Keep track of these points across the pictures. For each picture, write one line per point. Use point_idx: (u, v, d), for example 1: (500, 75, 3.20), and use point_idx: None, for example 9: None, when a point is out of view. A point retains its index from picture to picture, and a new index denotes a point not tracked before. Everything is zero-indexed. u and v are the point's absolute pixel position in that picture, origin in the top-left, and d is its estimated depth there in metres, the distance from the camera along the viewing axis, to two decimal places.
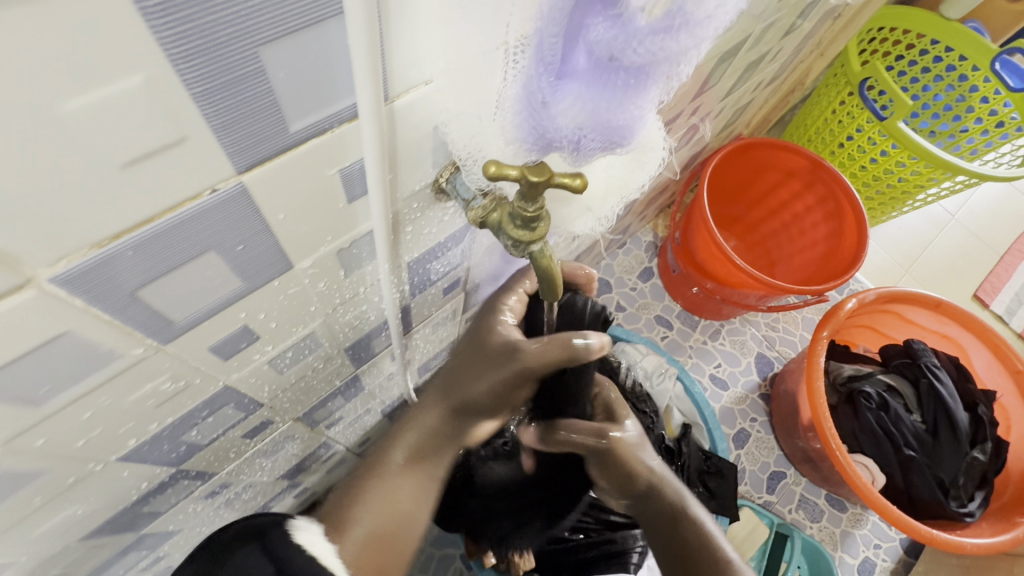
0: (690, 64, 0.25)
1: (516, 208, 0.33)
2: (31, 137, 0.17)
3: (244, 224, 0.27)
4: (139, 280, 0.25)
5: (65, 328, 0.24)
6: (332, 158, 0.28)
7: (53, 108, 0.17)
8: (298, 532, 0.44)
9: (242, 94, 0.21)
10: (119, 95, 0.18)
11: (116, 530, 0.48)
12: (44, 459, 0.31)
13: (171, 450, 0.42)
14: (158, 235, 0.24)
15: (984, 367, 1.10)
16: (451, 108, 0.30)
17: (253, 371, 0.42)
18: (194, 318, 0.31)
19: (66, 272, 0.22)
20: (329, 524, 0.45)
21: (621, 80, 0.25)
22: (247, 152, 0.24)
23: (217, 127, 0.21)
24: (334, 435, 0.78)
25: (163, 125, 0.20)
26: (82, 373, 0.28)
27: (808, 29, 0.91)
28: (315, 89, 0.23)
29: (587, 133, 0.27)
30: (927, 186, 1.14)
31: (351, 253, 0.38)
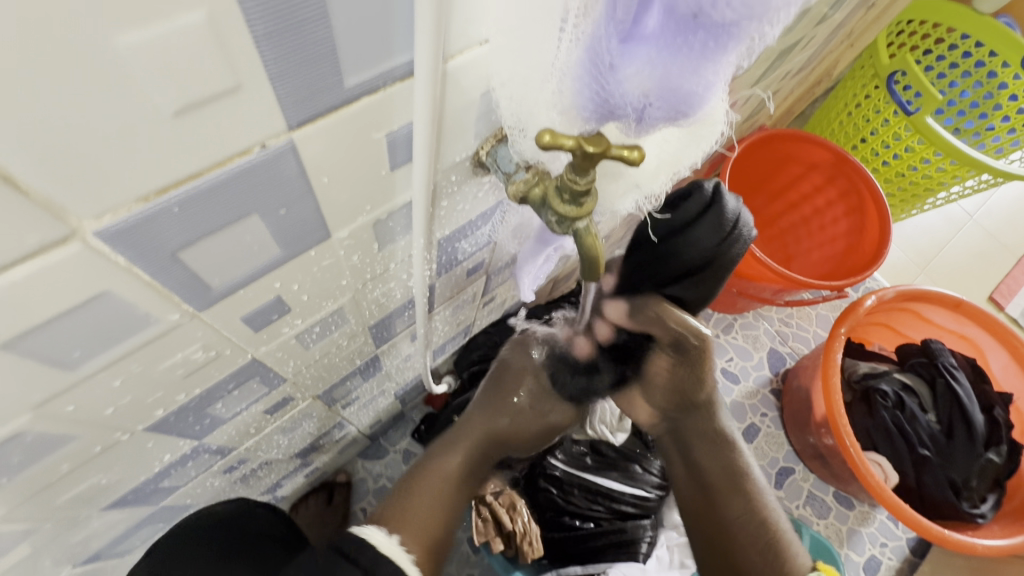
0: (777, 25, 0.23)
1: (565, 180, 0.31)
2: (85, 74, 0.16)
3: (288, 186, 0.26)
4: (180, 242, 0.24)
5: (105, 288, 0.23)
6: (378, 121, 0.26)
7: (109, 42, 0.16)
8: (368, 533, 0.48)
9: (301, 39, 0.20)
10: (179, 33, 0.17)
11: (136, 502, 0.47)
12: (72, 426, 0.31)
13: (195, 422, 0.41)
14: (206, 192, 0.22)
15: (1001, 369, 1.08)
16: (504, 75, 0.29)
17: (280, 345, 0.41)
18: (231, 285, 0.30)
19: (111, 226, 0.21)
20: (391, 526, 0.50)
21: (699, 41, 0.23)
22: (299, 106, 0.22)
23: (272, 75, 0.20)
24: (348, 416, 0.77)
25: (220, 69, 0.18)
26: (118, 336, 0.27)
27: (841, 18, 0.88)
28: (376, 40, 0.22)
29: (652, 102, 0.25)
30: (949, 184, 1.11)
31: (387, 225, 0.37)
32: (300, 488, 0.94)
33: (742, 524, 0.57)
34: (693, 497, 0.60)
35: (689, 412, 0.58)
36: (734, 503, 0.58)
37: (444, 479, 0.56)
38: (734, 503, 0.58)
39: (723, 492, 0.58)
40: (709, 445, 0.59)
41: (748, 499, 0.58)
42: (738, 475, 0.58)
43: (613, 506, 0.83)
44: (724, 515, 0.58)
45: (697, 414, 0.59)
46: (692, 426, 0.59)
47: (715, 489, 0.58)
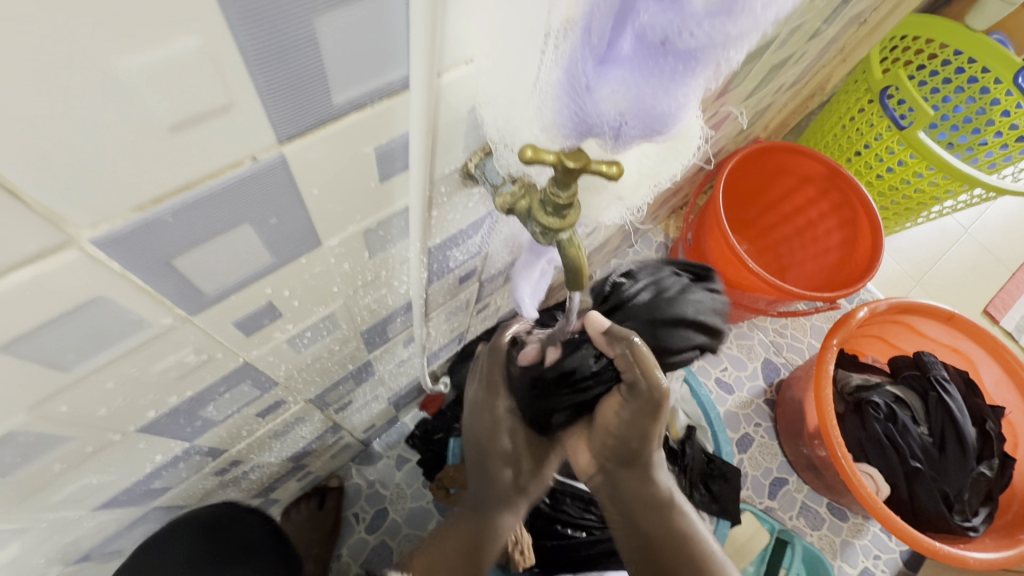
0: (741, 52, 0.24)
1: (548, 193, 0.32)
2: (85, 92, 0.17)
3: (279, 197, 0.27)
4: (174, 249, 0.25)
5: (100, 293, 0.24)
6: (375, 132, 0.28)
7: (111, 64, 0.17)
8: None
9: (291, 62, 0.21)
10: (173, 55, 0.18)
11: (129, 502, 0.48)
12: (66, 425, 0.31)
13: (187, 425, 0.42)
14: (198, 203, 0.24)
15: (994, 383, 1.09)
16: (490, 90, 0.29)
17: (272, 349, 0.42)
18: (223, 291, 0.31)
19: (107, 235, 0.22)
20: None
21: (669, 66, 0.24)
22: (289, 123, 0.23)
23: (264, 94, 0.21)
24: (341, 421, 0.78)
25: (214, 89, 0.20)
26: (112, 339, 0.27)
27: (833, 35, 0.90)
28: (367, 62, 0.23)
29: (628, 120, 0.26)
30: (943, 198, 1.12)
31: (378, 234, 0.38)
32: (293, 493, 0.94)
33: (682, 571, 0.63)
34: (637, 552, 0.66)
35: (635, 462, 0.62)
36: (674, 559, 0.63)
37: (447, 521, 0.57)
38: (671, 558, 0.63)
39: (660, 549, 0.64)
40: (648, 508, 0.64)
41: (683, 553, 0.63)
42: (675, 530, 0.64)
43: (604, 515, 0.85)
44: (667, 569, 0.63)
45: (635, 470, 0.63)
46: (631, 488, 0.65)
47: (654, 541, 0.64)
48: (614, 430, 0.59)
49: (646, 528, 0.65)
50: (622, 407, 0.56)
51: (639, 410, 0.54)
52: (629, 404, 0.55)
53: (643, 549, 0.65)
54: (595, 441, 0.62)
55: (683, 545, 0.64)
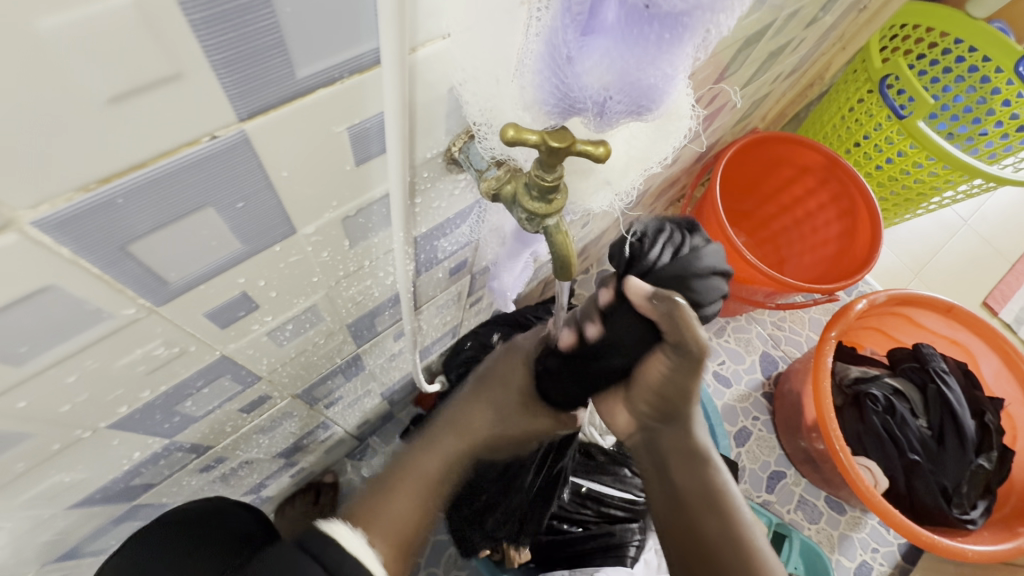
0: (732, 15, 0.22)
1: (532, 177, 0.31)
2: (7, 57, 0.16)
3: (244, 179, 0.26)
4: (129, 234, 0.23)
5: (48, 281, 0.23)
6: (346, 111, 0.26)
7: (29, 24, 0.15)
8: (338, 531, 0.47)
9: (243, 28, 0.19)
10: (105, 16, 0.16)
11: (108, 500, 0.47)
12: (27, 422, 0.30)
13: (164, 420, 0.41)
14: (152, 184, 0.22)
15: (993, 375, 1.08)
16: (469, 68, 0.28)
17: (250, 342, 0.40)
18: (190, 280, 0.29)
19: (50, 217, 0.20)
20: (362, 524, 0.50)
21: (654, 32, 0.22)
22: (248, 97, 0.22)
23: (216, 64, 0.20)
24: (331, 416, 0.77)
25: (156, 56, 0.18)
26: (69, 331, 0.26)
27: (832, 21, 0.88)
28: (331, 31, 0.22)
29: (614, 94, 0.25)
30: (942, 189, 1.11)
31: (357, 222, 0.36)
32: (285, 489, 0.93)
33: (717, 540, 0.55)
34: (666, 516, 0.58)
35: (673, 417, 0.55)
36: (710, 520, 0.56)
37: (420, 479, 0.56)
38: (707, 521, 0.56)
39: (694, 510, 0.57)
40: (684, 463, 0.58)
41: (722, 518, 0.56)
42: (714, 492, 0.57)
43: (601, 510, 0.83)
44: (701, 533, 0.56)
45: (675, 426, 0.57)
46: (667, 442, 0.58)
47: (687, 505, 0.57)
48: (639, 399, 0.55)
49: (680, 489, 0.58)
50: (665, 366, 0.50)
51: (683, 371, 0.49)
52: (673, 361, 0.49)
53: (676, 523, 0.57)
54: (633, 399, 0.55)
55: (722, 516, 0.56)
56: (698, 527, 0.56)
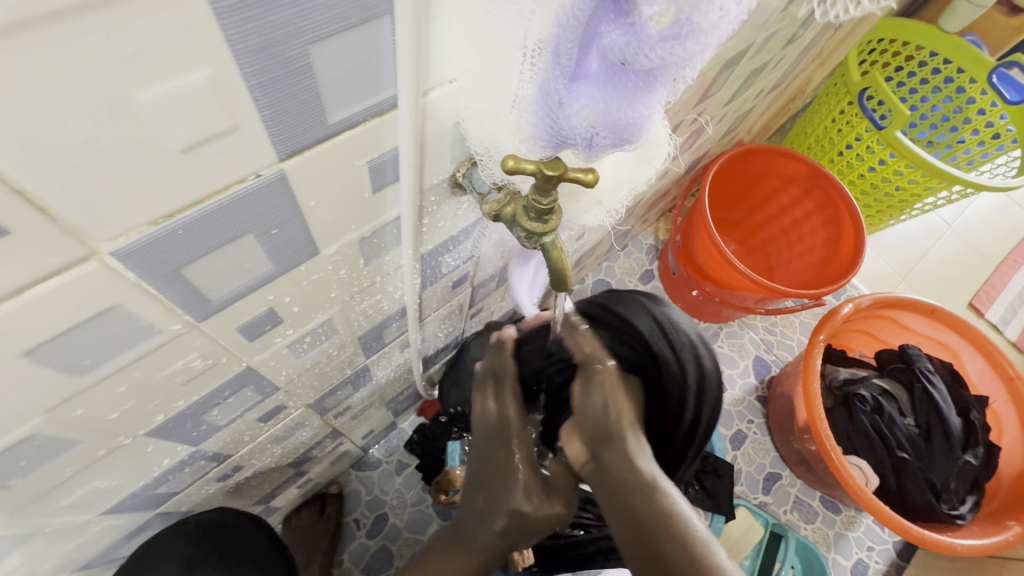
0: (695, 68, 0.27)
1: (531, 200, 0.34)
2: (109, 120, 0.19)
3: (279, 210, 0.29)
4: (183, 259, 0.27)
5: (115, 301, 0.26)
6: (367, 147, 0.30)
7: (128, 95, 0.19)
8: None
9: (290, 87, 0.23)
10: (184, 85, 0.20)
11: (135, 507, 0.50)
12: (79, 429, 0.33)
13: (193, 429, 0.44)
14: (206, 217, 0.26)
15: (977, 373, 1.11)
16: (471, 106, 0.32)
17: (272, 354, 0.44)
18: (227, 298, 0.33)
19: (124, 247, 0.24)
20: None
21: (632, 82, 0.27)
22: (289, 141, 0.26)
23: (265, 116, 0.23)
24: (340, 426, 0.80)
25: (220, 114, 0.22)
26: (124, 345, 0.30)
27: (810, 40, 0.93)
28: (358, 84, 0.26)
29: (599, 131, 0.29)
30: (924, 196, 1.15)
31: (372, 242, 0.40)
32: (294, 499, 0.95)
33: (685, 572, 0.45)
34: (631, 547, 0.49)
35: (606, 434, 0.52)
36: (670, 547, 0.46)
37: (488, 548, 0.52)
38: (670, 548, 0.46)
39: (654, 535, 0.47)
40: (630, 490, 0.49)
41: (682, 543, 0.46)
42: (662, 517, 0.47)
43: (600, 513, 0.85)
44: (664, 563, 0.46)
45: (614, 446, 0.52)
46: (611, 467, 0.51)
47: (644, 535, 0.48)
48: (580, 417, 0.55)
49: (639, 517, 0.48)
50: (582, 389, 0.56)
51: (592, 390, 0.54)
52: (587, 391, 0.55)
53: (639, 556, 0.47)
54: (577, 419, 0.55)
55: (682, 543, 0.46)
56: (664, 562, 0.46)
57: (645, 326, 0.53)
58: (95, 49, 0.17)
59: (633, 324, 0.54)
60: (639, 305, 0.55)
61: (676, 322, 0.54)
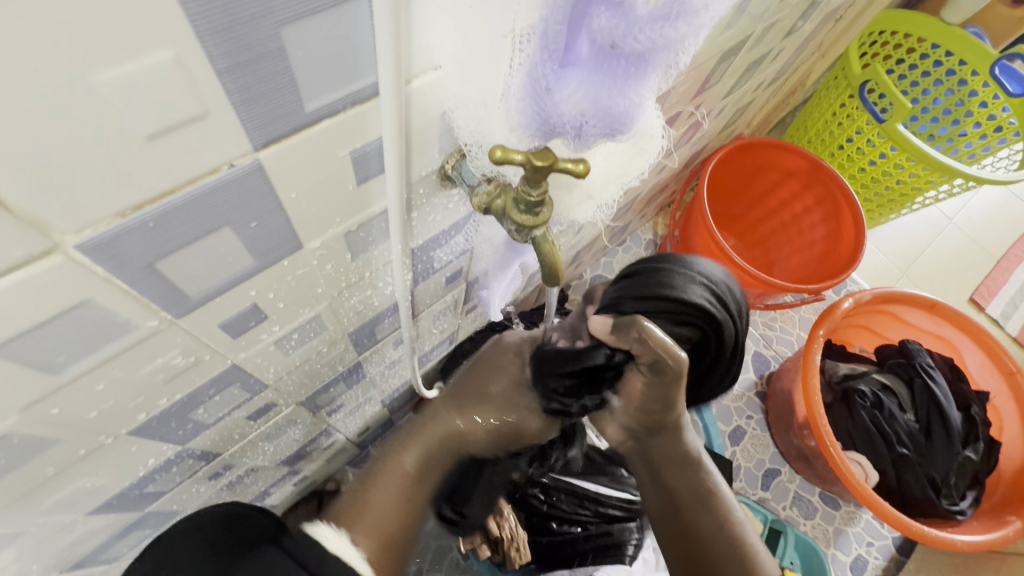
0: (687, 53, 0.26)
1: (520, 192, 0.33)
2: (61, 104, 0.18)
3: (257, 202, 0.28)
4: (157, 253, 0.26)
5: (85, 296, 0.25)
6: (349, 137, 0.29)
7: (84, 78, 0.18)
8: (322, 537, 0.51)
9: (262, 71, 0.22)
10: (147, 67, 0.19)
11: (122, 507, 0.49)
12: (57, 428, 0.32)
13: (178, 427, 0.43)
14: (178, 208, 0.25)
15: (978, 368, 1.11)
16: (457, 95, 0.31)
17: (259, 351, 0.43)
18: (207, 293, 0.32)
19: (91, 240, 0.23)
20: (346, 525, 0.53)
21: (622, 67, 0.26)
22: (263, 129, 0.25)
23: (236, 102, 0.22)
24: (334, 423, 0.79)
25: (188, 99, 0.21)
26: (100, 342, 0.29)
27: (810, 31, 0.92)
28: (336, 70, 0.25)
29: (588, 120, 0.28)
30: (925, 189, 1.14)
31: (358, 236, 0.39)
32: (289, 497, 0.95)
33: (716, 538, 0.56)
34: (663, 518, 0.58)
35: (662, 428, 0.54)
36: (704, 520, 0.56)
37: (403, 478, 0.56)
38: (703, 521, 0.56)
39: (690, 511, 0.56)
40: (676, 470, 0.56)
41: (714, 516, 0.56)
42: (702, 493, 0.56)
43: (598, 510, 0.85)
44: (696, 532, 0.56)
45: (664, 434, 0.55)
46: (657, 451, 0.56)
47: (681, 510, 0.56)
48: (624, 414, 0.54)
49: (678, 495, 0.57)
50: (647, 386, 0.48)
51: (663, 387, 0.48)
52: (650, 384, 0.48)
53: (675, 527, 0.57)
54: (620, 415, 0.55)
55: (715, 516, 0.56)
56: (699, 531, 0.56)
57: (703, 298, 0.44)
58: (46, 26, 0.16)
59: (692, 303, 0.44)
60: (673, 275, 0.44)
61: (718, 282, 0.46)
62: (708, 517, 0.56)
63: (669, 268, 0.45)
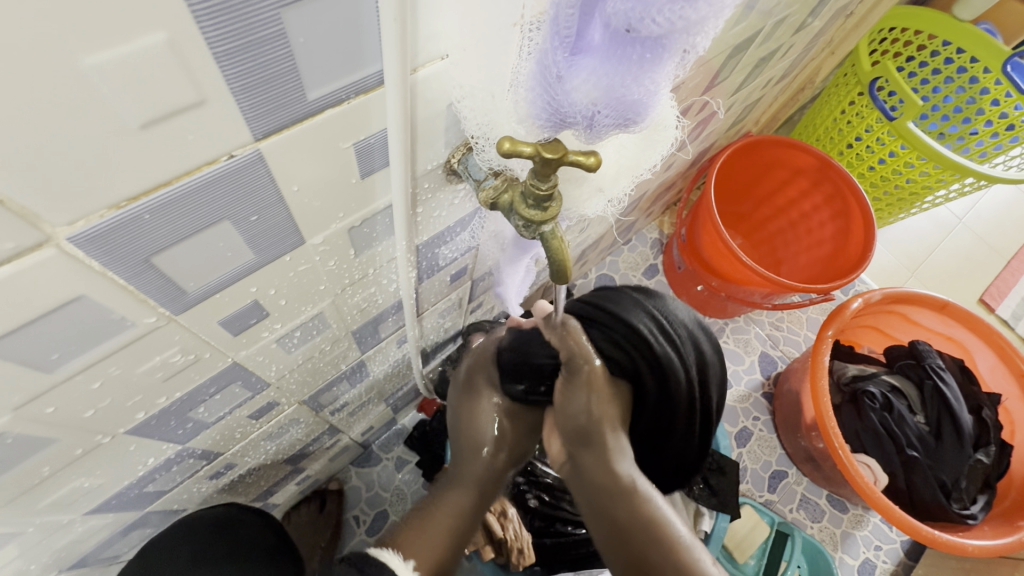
0: (707, 36, 0.25)
1: (528, 186, 0.32)
2: (52, 89, 0.17)
3: (257, 194, 0.27)
4: (153, 247, 0.25)
5: (79, 292, 0.24)
6: (353, 128, 0.28)
7: (75, 61, 0.17)
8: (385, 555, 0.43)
9: (260, 57, 0.21)
10: (139, 51, 0.18)
11: (123, 506, 0.48)
12: (53, 427, 0.32)
13: (178, 426, 0.42)
14: (176, 200, 0.24)
15: (989, 370, 1.09)
16: (464, 85, 0.30)
17: (260, 350, 0.42)
18: (206, 289, 0.31)
19: (84, 233, 0.22)
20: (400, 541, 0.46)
21: (637, 53, 0.25)
22: (264, 119, 0.24)
23: (235, 90, 0.21)
24: (337, 422, 0.78)
25: (184, 86, 0.20)
26: (95, 339, 0.28)
27: (820, 27, 0.90)
28: (339, 56, 0.24)
29: (600, 109, 0.27)
30: (935, 188, 1.13)
31: (362, 231, 0.38)
32: (292, 497, 0.94)
33: None
34: (617, 557, 0.46)
35: (587, 438, 0.48)
36: (654, 554, 0.44)
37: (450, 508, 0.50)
38: (652, 553, 0.44)
39: (639, 540, 0.45)
40: (611, 494, 0.47)
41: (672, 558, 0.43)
42: (649, 524, 0.45)
43: None
44: None
45: (592, 448, 0.48)
46: (587, 471, 0.48)
47: (629, 547, 0.45)
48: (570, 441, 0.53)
49: (620, 523, 0.46)
50: (567, 388, 0.50)
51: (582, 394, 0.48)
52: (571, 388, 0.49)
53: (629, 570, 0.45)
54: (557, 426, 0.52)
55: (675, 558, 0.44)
56: None
57: (643, 325, 0.47)
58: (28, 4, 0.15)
59: (633, 324, 0.47)
60: (631, 300, 0.48)
61: (671, 320, 0.48)
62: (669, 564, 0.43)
63: (627, 297, 0.49)
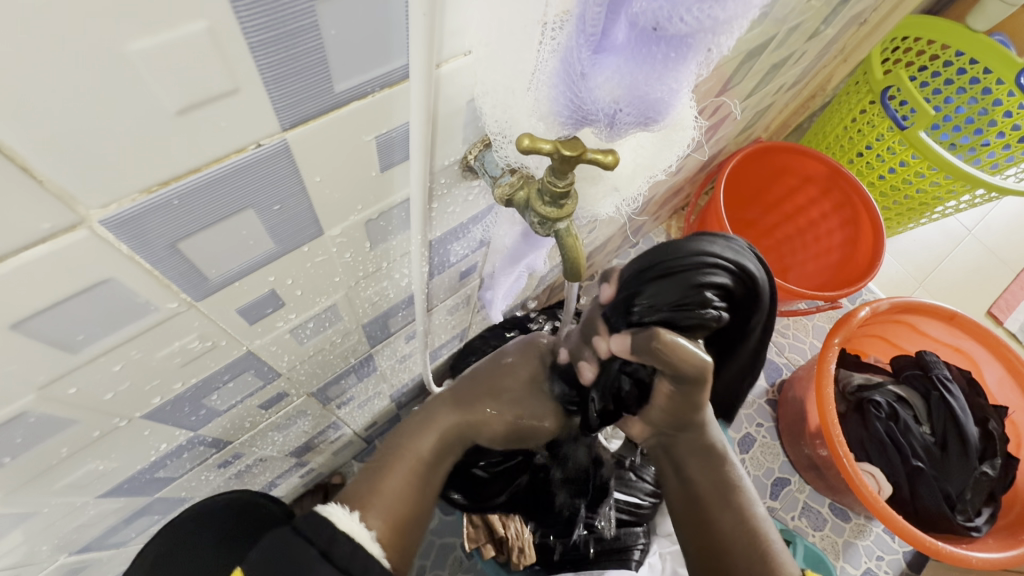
0: (731, 36, 0.25)
1: (545, 183, 0.33)
2: (94, 73, 0.18)
3: (281, 184, 0.28)
4: (180, 232, 0.26)
5: (107, 274, 0.25)
6: (375, 122, 0.28)
7: (119, 46, 0.18)
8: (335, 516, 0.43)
9: (294, 47, 0.22)
10: (181, 39, 0.19)
11: (132, 491, 0.49)
12: (74, 408, 0.32)
13: (191, 413, 0.43)
14: (204, 186, 0.24)
15: (996, 383, 1.08)
16: (487, 82, 0.30)
17: (274, 339, 0.43)
18: (228, 277, 0.31)
19: (116, 216, 0.23)
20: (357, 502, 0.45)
21: (662, 51, 0.25)
22: (292, 110, 0.24)
23: (267, 79, 0.22)
24: (342, 416, 0.79)
25: (221, 75, 0.20)
26: (121, 321, 0.28)
27: (834, 34, 0.90)
28: (366, 48, 0.24)
29: (622, 107, 0.27)
30: (944, 199, 1.11)
31: (378, 225, 0.38)
32: (296, 488, 0.94)
33: (736, 540, 0.49)
34: (685, 516, 0.51)
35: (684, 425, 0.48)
36: (724, 516, 0.50)
37: (418, 463, 0.48)
38: (724, 518, 0.50)
39: (711, 506, 0.50)
40: (699, 463, 0.50)
41: (739, 516, 0.50)
42: (727, 487, 0.50)
43: None
44: (716, 530, 0.50)
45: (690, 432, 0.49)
46: (683, 447, 0.50)
47: (701, 507, 0.50)
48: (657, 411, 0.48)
49: (697, 487, 0.51)
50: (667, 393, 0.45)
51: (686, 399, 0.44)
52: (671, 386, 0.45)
53: (695, 526, 0.51)
54: (648, 416, 0.49)
55: (740, 517, 0.50)
56: (725, 538, 0.50)
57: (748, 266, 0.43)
58: None
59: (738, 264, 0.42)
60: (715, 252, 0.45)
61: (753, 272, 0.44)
62: (734, 518, 0.50)
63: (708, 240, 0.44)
